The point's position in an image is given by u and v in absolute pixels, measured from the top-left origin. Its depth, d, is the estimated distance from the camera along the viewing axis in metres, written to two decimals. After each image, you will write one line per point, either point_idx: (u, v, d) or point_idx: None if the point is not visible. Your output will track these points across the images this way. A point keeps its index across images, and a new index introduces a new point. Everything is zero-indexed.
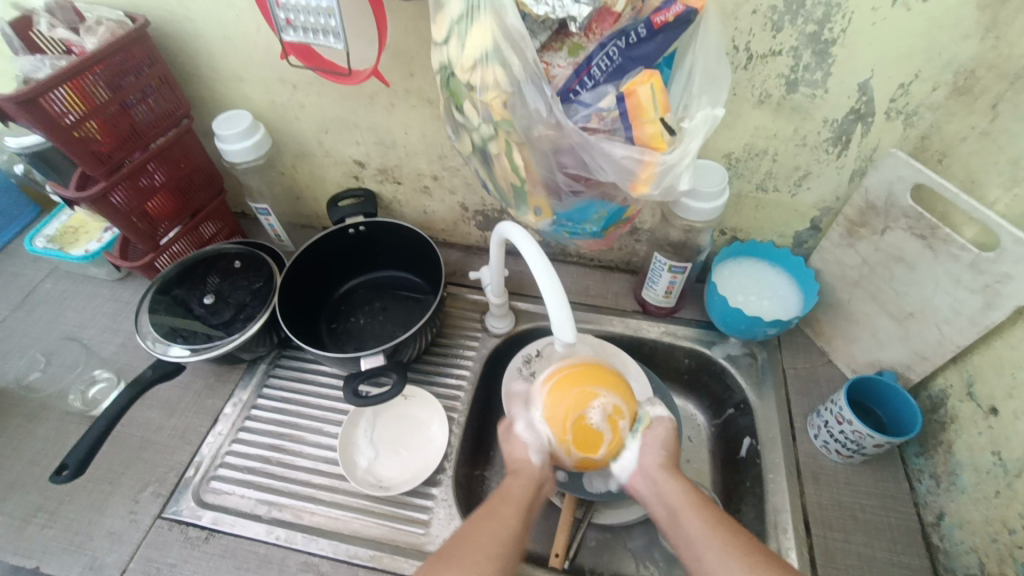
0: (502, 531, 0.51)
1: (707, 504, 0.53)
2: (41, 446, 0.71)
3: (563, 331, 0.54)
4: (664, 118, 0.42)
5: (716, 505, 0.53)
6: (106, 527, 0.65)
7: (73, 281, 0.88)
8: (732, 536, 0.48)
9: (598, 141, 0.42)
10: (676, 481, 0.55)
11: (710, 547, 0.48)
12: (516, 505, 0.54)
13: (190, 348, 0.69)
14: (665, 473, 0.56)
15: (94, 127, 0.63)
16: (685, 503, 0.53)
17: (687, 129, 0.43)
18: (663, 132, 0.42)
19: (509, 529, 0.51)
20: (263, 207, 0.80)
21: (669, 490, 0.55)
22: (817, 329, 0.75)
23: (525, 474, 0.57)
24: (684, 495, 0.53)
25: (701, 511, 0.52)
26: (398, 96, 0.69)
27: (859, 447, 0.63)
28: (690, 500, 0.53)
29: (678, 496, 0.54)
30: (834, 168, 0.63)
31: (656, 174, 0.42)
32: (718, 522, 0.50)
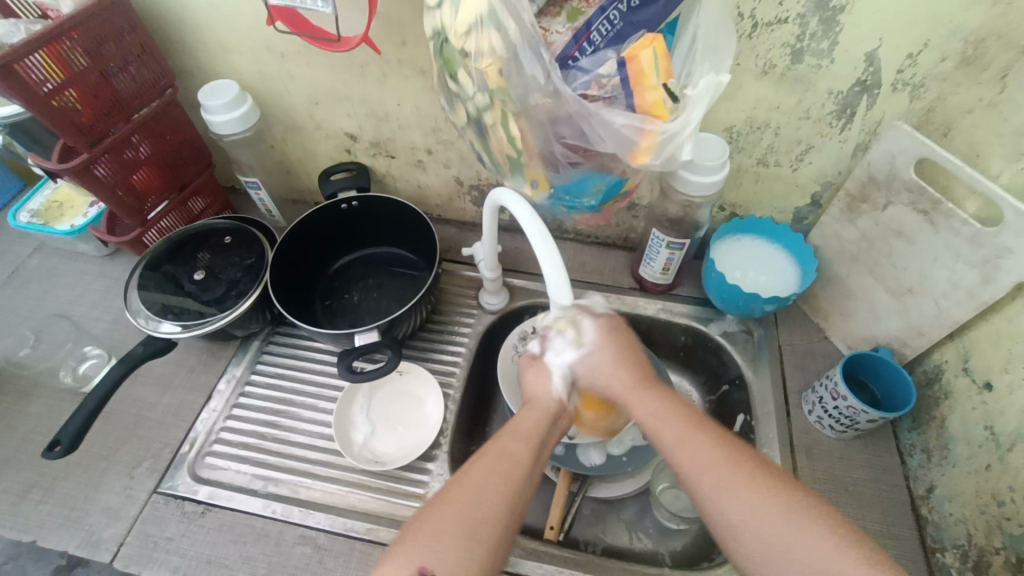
0: (516, 461, 0.49)
1: (677, 405, 0.52)
2: (34, 423, 0.71)
3: (561, 296, 0.55)
4: (666, 85, 0.40)
5: (682, 401, 0.53)
6: (102, 503, 0.65)
7: (60, 258, 0.87)
8: (715, 436, 0.48)
9: (599, 110, 0.40)
10: (648, 394, 0.54)
11: (689, 449, 0.48)
12: (531, 438, 0.52)
13: (181, 325, 0.69)
14: (632, 392, 0.54)
15: (72, 96, 0.60)
16: (654, 407, 0.52)
17: (691, 97, 0.41)
18: (666, 98, 0.40)
19: (523, 458, 0.50)
20: (252, 181, 0.78)
21: (632, 396, 0.54)
22: (814, 306, 0.74)
23: (543, 405, 0.56)
24: (651, 403, 0.53)
25: (678, 418, 0.50)
26: (390, 65, 0.67)
27: (853, 422, 0.63)
28: (642, 401, 0.53)
29: (640, 406, 0.53)
30: (837, 142, 0.62)
31: (657, 143, 0.41)
32: (699, 424, 0.49)
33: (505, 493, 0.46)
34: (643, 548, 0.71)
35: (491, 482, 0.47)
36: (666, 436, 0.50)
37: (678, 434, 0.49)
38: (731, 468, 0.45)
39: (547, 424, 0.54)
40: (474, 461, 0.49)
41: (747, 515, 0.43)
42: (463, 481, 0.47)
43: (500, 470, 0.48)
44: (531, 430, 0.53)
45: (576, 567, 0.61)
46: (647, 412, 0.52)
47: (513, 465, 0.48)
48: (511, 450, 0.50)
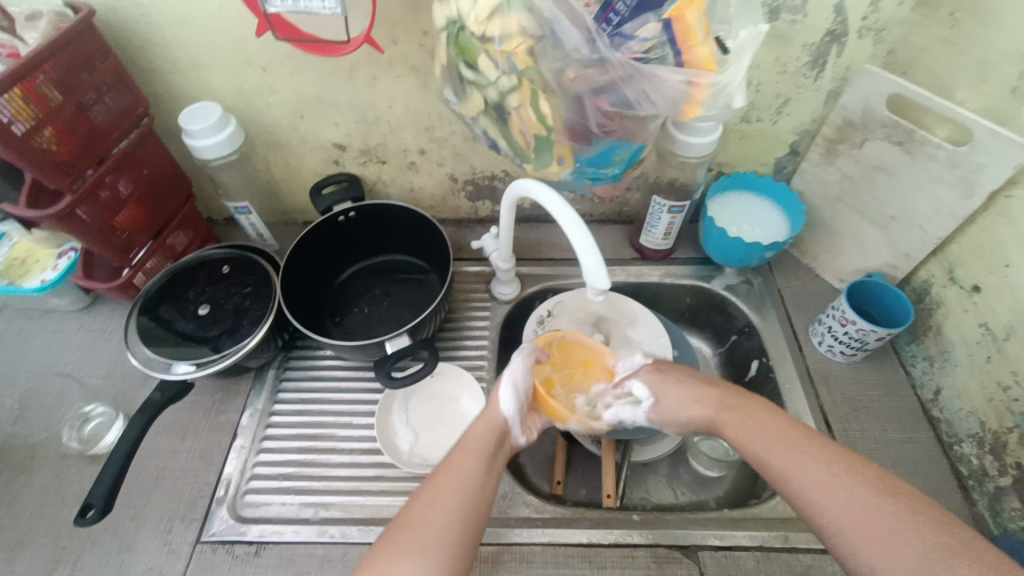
0: (467, 477, 0.53)
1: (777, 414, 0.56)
2: (43, 495, 0.65)
3: (596, 279, 0.53)
4: (711, 39, 0.42)
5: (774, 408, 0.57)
6: (141, 564, 0.61)
7: (29, 318, 0.79)
8: (812, 438, 0.52)
9: (651, 69, 0.42)
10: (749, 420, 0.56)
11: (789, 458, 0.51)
12: (483, 450, 0.57)
13: (195, 364, 0.65)
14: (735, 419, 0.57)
15: (49, 134, 0.56)
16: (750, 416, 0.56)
17: (736, 48, 0.42)
18: (713, 53, 0.42)
19: (474, 473, 0.54)
20: (242, 206, 0.76)
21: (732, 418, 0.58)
22: (803, 248, 0.80)
23: (496, 413, 0.61)
24: (728, 412, 0.58)
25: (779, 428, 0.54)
26: (379, 67, 0.67)
27: (863, 343, 0.69)
28: (728, 407, 0.59)
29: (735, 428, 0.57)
30: (812, 91, 0.67)
31: (709, 94, 0.43)
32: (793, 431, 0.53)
33: (456, 510, 0.50)
34: (687, 500, 0.75)
35: (443, 501, 0.51)
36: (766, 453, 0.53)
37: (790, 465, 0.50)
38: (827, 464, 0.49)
39: (497, 436, 0.59)
40: (431, 483, 0.53)
41: (827, 496, 0.47)
42: (421, 501, 0.51)
43: (450, 482, 0.53)
44: (483, 446, 0.57)
45: (645, 527, 0.63)
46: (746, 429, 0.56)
47: (465, 480, 0.53)
48: (461, 467, 0.54)
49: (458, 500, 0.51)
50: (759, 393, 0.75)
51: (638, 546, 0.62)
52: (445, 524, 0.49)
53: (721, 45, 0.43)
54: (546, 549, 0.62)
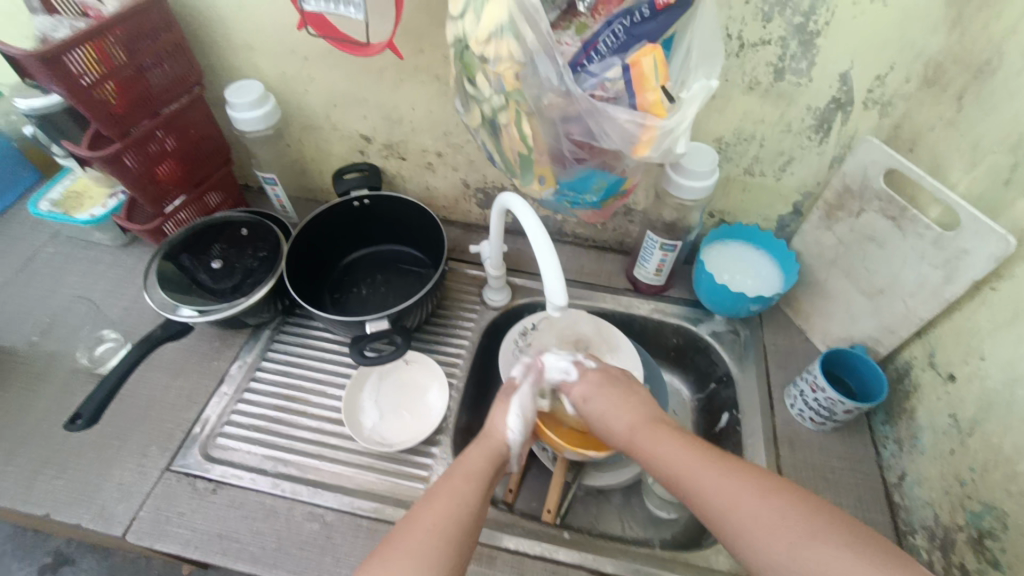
0: (462, 499, 0.54)
1: (738, 467, 0.50)
2: (49, 401, 0.73)
3: (555, 297, 0.56)
4: (664, 86, 0.45)
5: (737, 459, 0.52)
6: (114, 478, 0.67)
7: (76, 247, 0.90)
8: (732, 463, 0.51)
9: (605, 106, 0.45)
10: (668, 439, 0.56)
11: (760, 522, 0.46)
12: (480, 475, 0.58)
13: (198, 311, 0.72)
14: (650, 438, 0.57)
15: (109, 89, 0.65)
16: (706, 472, 0.51)
17: (686, 98, 0.46)
18: (663, 99, 0.44)
19: (469, 498, 0.54)
20: (270, 177, 0.83)
21: (689, 471, 0.52)
22: (795, 308, 0.79)
23: (493, 444, 0.62)
24: (661, 444, 0.56)
25: (746, 485, 0.48)
26: (406, 71, 0.72)
27: (831, 413, 0.68)
28: (682, 455, 0.53)
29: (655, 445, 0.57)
30: (816, 154, 0.67)
31: (656, 137, 0.45)
32: (763, 485, 0.48)
33: (451, 531, 0.51)
34: (632, 535, 0.75)
35: (438, 519, 0.52)
36: (731, 511, 0.48)
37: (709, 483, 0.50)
38: (804, 529, 0.44)
39: (492, 462, 0.60)
40: (427, 503, 0.54)
41: (758, 524, 0.46)
42: (419, 517, 0.52)
43: (447, 502, 0.54)
44: (478, 472, 0.58)
45: (574, 546, 0.64)
46: (706, 485, 0.50)
47: (462, 503, 0.54)
48: (459, 490, 0.55)
49: (453, 521, 0.52)
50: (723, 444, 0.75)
51: (561, 563, 0.63)
52: (444, 542, 0.50)
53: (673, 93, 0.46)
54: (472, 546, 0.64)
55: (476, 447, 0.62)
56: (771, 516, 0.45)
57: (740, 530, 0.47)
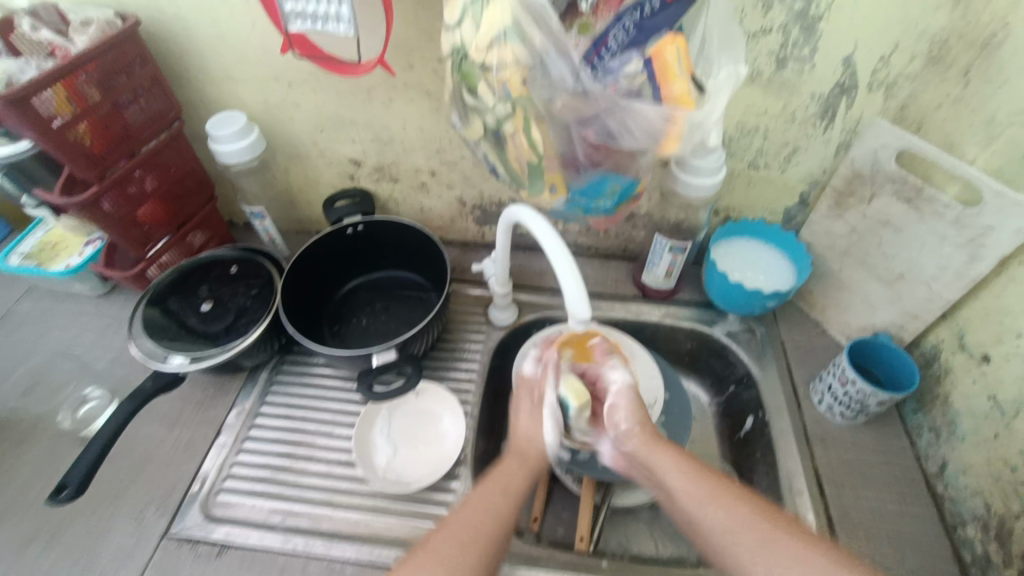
0: (496, 511, 0.50)
1: (746, 500, 0.49)
2: (31, 470, 0.67)
3: (577, 310, 0.53)
4: (690, 77, 0.43)
5: (746, 490, 0.50)
6: (109, 548, 0.61)
7: (52, 300, 0.84)
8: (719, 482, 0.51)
9: (629, 101, 0.43)
10: (660, 453, 0.56)
11: (762, 557, 0.44)
12: (516, 494, 0.53)
13: (190, 357, 0.67)
14: (646, 449, 0.57)
15: (83, 129, 0.61)
16: (713, 507, 0.49)
17: (713, 87, 0.44)
18: (691, 90, 0.43)
19: (504, 510, 0.51)
20: (257, 210, 0.79)
21: (699, 504, 0.50)
22: (810, 301, 0.78)
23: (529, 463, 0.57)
24: (661, 462, 0.55)
25: (750, 520, 0.47)
26: (396, 90, 0.70)
27: (862, 407, 0.66)
28: (689, 486, 0.51)
29: (651, 460, 0.56)
30: (821, 141, 0.66)
31: (684, 131, 0.43)
32: (771, 517, 0.46)
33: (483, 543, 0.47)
34: (668, 554, 0.71)
35: (469, 543, 0.47)
36: (733, 548, 0.46)
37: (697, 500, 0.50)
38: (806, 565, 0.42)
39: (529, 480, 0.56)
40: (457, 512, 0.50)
41: (739, 540, 0.46)
42: (448, 540, 0.47)
43: (478, 523, 0.49)
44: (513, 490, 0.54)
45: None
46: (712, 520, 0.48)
47: (495, 525, 0.49)
48: (491, 510, 0.50)
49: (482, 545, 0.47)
50: (753, 448, 0.72)
51: None
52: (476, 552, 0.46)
53: (698, 83, 0.44)
54: None
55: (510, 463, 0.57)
56: (759, 550, 0.45)
57: (719, 545, 0.47)
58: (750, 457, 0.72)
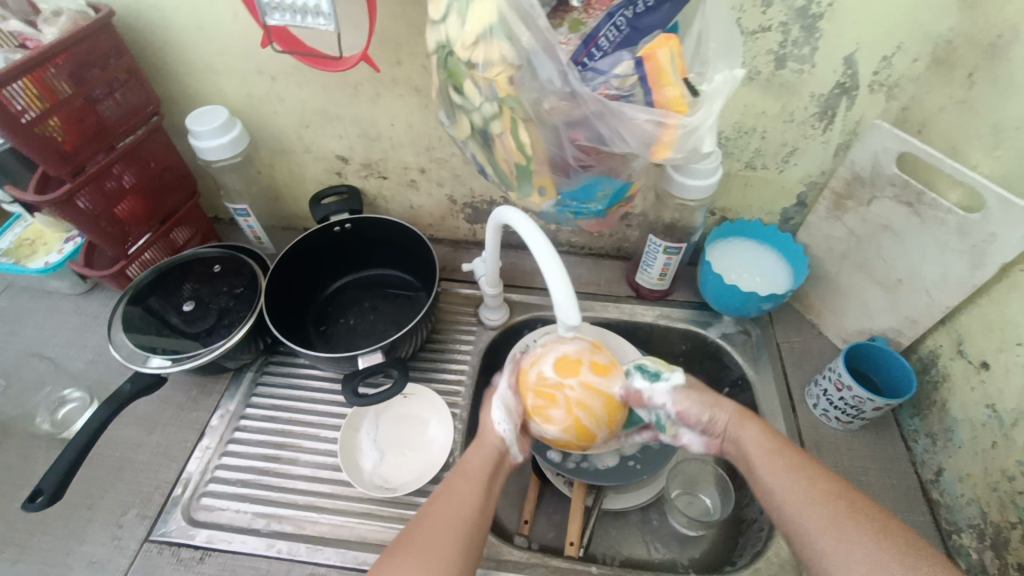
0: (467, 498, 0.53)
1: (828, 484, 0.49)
2: (8, 474, 0.66)
3: (566, 316, 0.52)
4: (684, 80, 0.41)
5: (828, 474, 0.50)
6: (87, 555, 0.60)
7: (30, 298, 0.82)
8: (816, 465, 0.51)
9: (621, 105, 0.41)
10: (750, 427, 0.57)
11: (835, 536, 0.45)
12: (483, 480, 0.55)
13: (172, 359, 0.65)
14: (738, 422, 0.59)
15: (55, 124, 0.59)
16: (790, 484, 0.50)
17: (707, 92, 0.42)
18: (685, 94, 0.41)
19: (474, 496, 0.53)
20: (241, 207, 0.77)
21: (774, 483, 0.51)
22: (806, 303, 0.76)
23: (490, 445, 0.58)
24: (752, 434, 0.57)
25: (823, 497, 0.48)
26: (383, 85, 0.67)
27: (859, 412, 0.64)
28: (768, 465, 0.53)
29: (740, 431, 0.58)
30: (820, 143, 0.65)
31: (678, 137, 0.41)
32: (848, 503, 0.47)
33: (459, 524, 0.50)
34: (660, 558, 0.70)
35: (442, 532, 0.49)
36: (806, 526, 0.47)
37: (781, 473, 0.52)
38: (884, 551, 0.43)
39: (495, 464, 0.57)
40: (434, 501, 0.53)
41: (813, 513, 0.47)
42: (421, 532, 0.49)
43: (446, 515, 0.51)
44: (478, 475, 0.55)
45: None
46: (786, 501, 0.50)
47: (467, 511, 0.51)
48: (460, 497, 0.52)
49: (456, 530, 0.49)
50: None
51: None
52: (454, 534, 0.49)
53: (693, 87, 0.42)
54: None
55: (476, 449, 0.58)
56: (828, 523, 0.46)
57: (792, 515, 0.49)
58: None
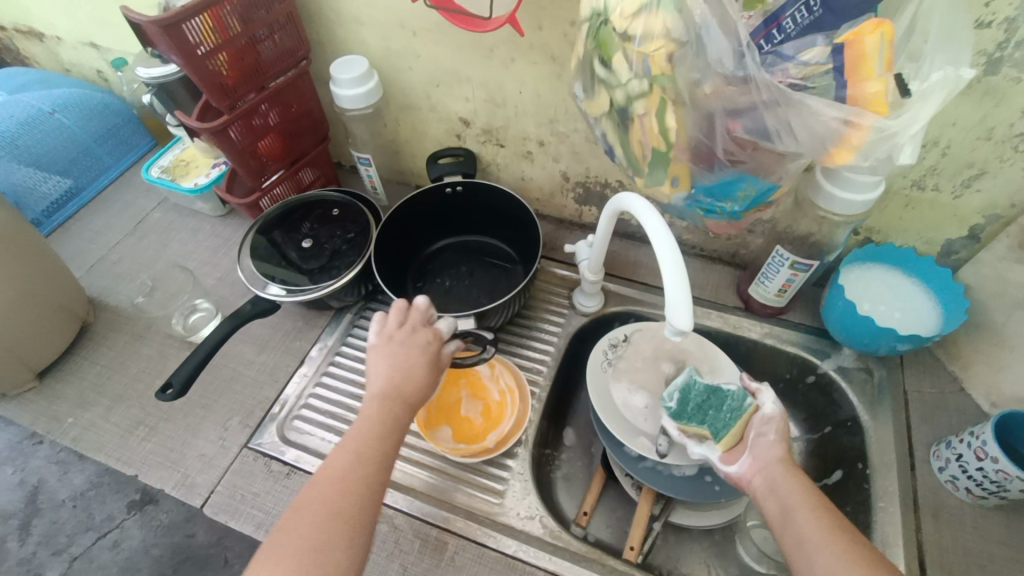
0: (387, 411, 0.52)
1: (864, 552, 0.42)
2: (146, 363, 0.76)
3: (678, 319, 0.47)
4: (890, 75, 0.35)
5: (864, 541, 0.43)
6: (199, 449, 0.68)
7: (179, 214, 0.93)
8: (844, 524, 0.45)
9: (806, 97, 0.36)
10: (790, 476, 0.50)
11: None
12: (400, 380, 0.54)
13: (286, 290, 0.70)
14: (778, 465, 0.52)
15: (222, 59, 0.64)
16: (826, 552, 0.42)
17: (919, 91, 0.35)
18: (888, 92, 0.35)
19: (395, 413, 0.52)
20: (365, 157, 0.80)
21: (786, 513, 0.47)
22: (953, 351, 0.66)
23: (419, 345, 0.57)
24: (772, 475, 0.52)
25: (845, 552, 0.42)
26: (519, 50, 0.66)
27: (1001, 489, 0.55)
28: (795, 497, 0.48)
29: (758, 476, 0.53)
30: (1018, 169, 0.54)
31: (867, 140, 0.36)
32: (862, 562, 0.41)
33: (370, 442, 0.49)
34: None
35: (359, 458, 0.48)
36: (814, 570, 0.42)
37: (802, 519, 0.46)
38: None
39: (421, 368, 0.55)
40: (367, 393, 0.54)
41: (821, 562, 0.42)
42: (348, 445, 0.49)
43: (359, 444, 0.49)
44: (407, 404, 0.53)
45: None
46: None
47: (377, 425, 0.50)
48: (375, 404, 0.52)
49: (369, 455, 0.48)
50: (842, 501, 0.64)
51: None
52: (363, 449, 0.49)
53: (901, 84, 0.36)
54: None
55: (404, 334, 0.57)
56: None
57: (805, 568, 0.43)
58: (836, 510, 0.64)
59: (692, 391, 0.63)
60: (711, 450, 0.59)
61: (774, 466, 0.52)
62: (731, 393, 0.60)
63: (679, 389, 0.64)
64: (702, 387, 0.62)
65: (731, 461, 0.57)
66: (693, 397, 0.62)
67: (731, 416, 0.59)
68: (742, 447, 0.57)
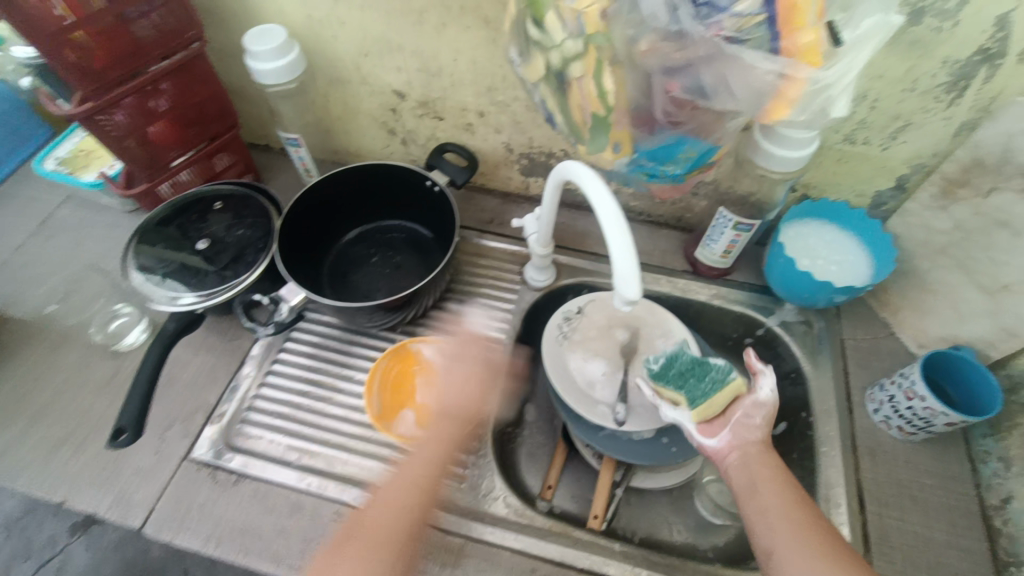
0: None
1: (823, 529, 0.45)
2: (64, 378, 0.69)
3: (626, 288, 0.47)
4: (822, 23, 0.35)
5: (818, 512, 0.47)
6: (134, 464, 0.63)
7: (88, 210, 0.84)
8: (804, 498, 0.48)
9: (740, 50, 0.35)
10: (761, 455, 0.52)
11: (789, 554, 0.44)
12: None
13: (199, 295, 0.63)
14: (752, 446, 0.53)
15: (83, 37, 0.57)
16: (785, 520, 0.46)
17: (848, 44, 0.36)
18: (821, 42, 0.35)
19: None
20: (293, 137, 0.75)
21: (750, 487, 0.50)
22: (883, 300, 0.70)
23: None
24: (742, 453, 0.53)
25: (804, 526, 0.46)
26: (451, 13, 0.62)
27: (928, 424, 0.59)
28: (760, 474, 0.50)
29: (730, 453, 0.53)
30: (940, 119, 0.57)
31: (803, 94, 0.36)
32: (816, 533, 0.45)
33: None
34: (681, 540, 0.69)
35: None
36: (770, 541, 0.46)
37: (766, 493, 0.48)
38: None
39: None
40: None
41: (781, 534, 0.45)
42: None
43: None
44: None
45: (625, 561, 0.58)
46: (782, 543, 0.45)
47: None
48: None
49: None
50: (790, 448, 0.67)
51: None
52: None
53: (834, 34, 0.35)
54: (514, 556, 0.58)
55: None
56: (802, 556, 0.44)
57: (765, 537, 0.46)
58: (784, 457, 0.68)
59: (678, 359, 0.61)
60: (685, 417, 0.57)
61: (753, 447, 0.53)
62: (716, 366, 0.59)
63: (666, 355, 0.63)
64: (689, 358, 0.61)
65: (709, 435, 0.55)
66: (676, 364, 0.61)
67: (711, 385, 0.58)
68: (723, 421, 0.56)
